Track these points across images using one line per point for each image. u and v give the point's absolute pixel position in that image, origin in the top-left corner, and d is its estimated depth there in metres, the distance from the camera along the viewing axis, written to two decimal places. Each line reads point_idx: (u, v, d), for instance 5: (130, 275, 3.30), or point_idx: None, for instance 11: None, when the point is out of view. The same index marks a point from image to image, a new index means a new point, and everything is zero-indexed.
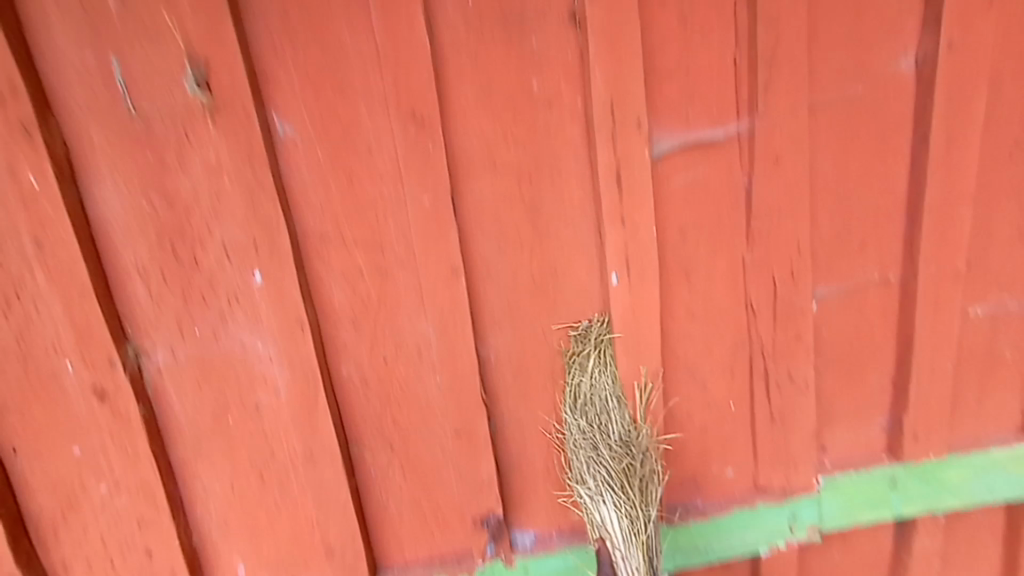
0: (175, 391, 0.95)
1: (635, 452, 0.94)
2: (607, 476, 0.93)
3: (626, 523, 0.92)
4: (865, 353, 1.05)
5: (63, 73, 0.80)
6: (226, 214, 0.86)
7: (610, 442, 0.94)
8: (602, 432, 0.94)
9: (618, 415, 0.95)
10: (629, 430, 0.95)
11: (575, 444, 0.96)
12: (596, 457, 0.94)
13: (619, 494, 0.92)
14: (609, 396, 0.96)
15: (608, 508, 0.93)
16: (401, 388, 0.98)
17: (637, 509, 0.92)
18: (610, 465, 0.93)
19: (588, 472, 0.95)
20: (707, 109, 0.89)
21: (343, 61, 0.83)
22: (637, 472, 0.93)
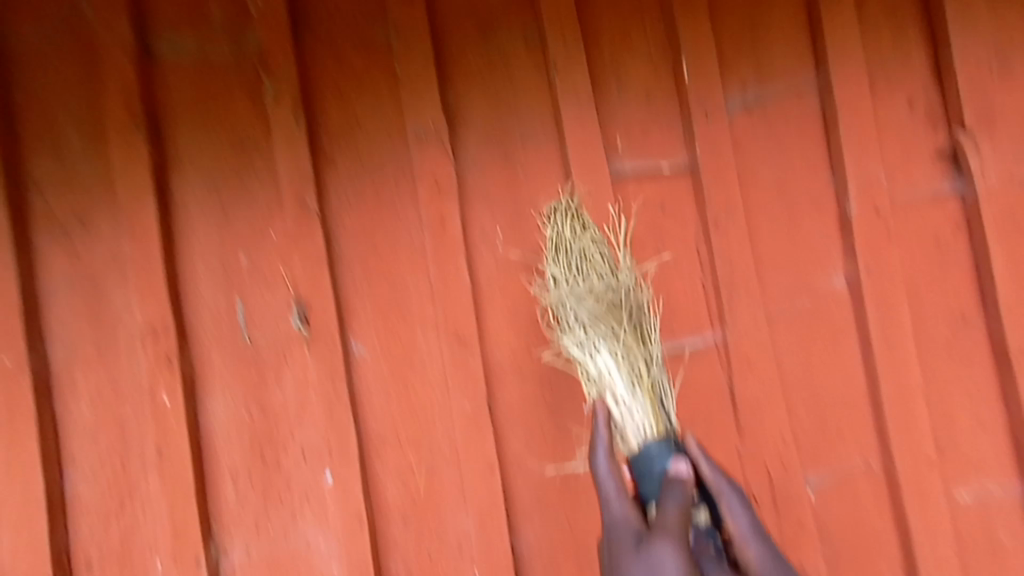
0: None
1: (622, 295, 0.97)
2: (595, 322, 0.97)
3: (627, 386, 0.95)
4: (871, 542, 1.13)
5: (201, 314, 1.11)
6: (308, 420, 1.08)
7: (594, 282, 0.97)
8: (584, 274, 0.98)
9: (597, 252, 0.99)
10: (612, 270, 0.98)
11: (561, 273, 1.00)
12: (578, 313, 0.97)
13: (616, 346, 0.96)
14: (586, 235, 1.00)
15: (606, 357, 0.96)
16: None
17: (634, 352, 0.96)
18: (601, 329, 0.96)
19: (580, 334, 0.98)
20: (688, 323, 1.12)
21: (405, 297, 1.12)
22: (626, 312, 0.97)
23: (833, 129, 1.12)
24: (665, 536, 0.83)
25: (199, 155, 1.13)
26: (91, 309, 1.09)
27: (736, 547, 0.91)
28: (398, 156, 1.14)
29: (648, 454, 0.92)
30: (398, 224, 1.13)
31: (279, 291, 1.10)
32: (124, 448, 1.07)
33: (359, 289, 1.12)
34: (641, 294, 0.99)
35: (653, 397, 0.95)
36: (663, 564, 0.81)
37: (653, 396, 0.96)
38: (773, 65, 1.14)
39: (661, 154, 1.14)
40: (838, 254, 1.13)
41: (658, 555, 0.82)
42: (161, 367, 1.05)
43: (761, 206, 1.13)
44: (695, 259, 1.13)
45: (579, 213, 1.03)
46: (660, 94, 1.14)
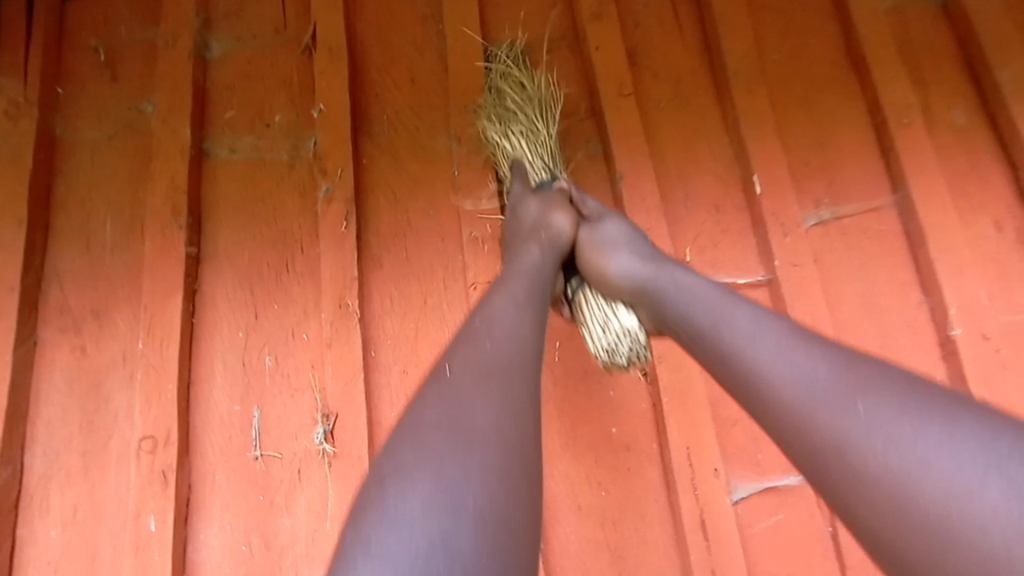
0: None
1: (535, 91, 1.09)
2: (510, 111, 1.07)
3: (523, 130, 1.04)
4: None
5: (210, 422, 0.96)
6: (318, 558, 0.90)
7: (514, 86, 1.09)
8: (502, 85, 1.09)
9: (515, 70, 1.11)
10: (530, 76, 1.11)
11: (487, 90, 1.10)
12: (502, 89, 1.09)
13: (519, 102, 1.07)
14: (517, 53, 1.14)
15: (513, 138, 1.04)
16: None
17: (539, 126, 1.05)
18: (517, 108, 1.07)
19: (482, 104, 1.09)
20: (776, 457, 0.97)
21: None
22: (538, 103, 1.08)
23: (920, 246, 1.04)
24: (554, 189, 0.94)
25: (236, 248, 1.06)
26: (86, 412, 0.95)
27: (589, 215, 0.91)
28: (449, 256, 1.06)
29: (543, 185, 0.99)
30: (444, 329, 1.02)
31: (305, 400, 0.97)
32: None
33: (394, 401, 0.98)
34: (549, 94, 1.10)
35: (545, 164, 1.02)
36: (551, 198, 0.92)
37: (547, 162, 1.03)
38: (845, 179, 1.10)
39: (734, 264, 1.05)
40: (942, 382, 0.99)
41: (544, 197, 0.92)
42: (154, 484, 0.89)
43: (849, 323, 1.02)
44: None
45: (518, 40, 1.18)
46: (730, 204, 1.09)
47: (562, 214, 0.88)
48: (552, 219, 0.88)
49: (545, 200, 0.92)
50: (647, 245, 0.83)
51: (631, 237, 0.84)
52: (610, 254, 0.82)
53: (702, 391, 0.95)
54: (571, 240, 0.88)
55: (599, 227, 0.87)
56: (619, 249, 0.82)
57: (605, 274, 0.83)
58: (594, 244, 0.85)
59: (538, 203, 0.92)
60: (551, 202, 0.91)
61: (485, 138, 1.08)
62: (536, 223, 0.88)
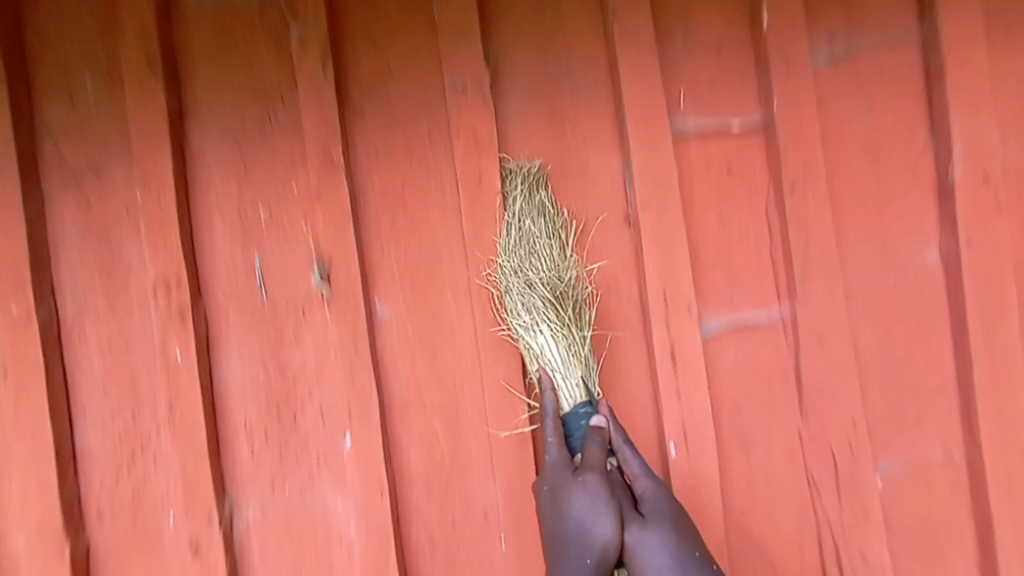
0: (258, 548, 1.04)
1: (566, 283, 0.98)
2: (542, 307, 0.97)
3: (554, 338, 0.97)
4: (943, 535, 1.06)
5: (216, 266, 1.03)
6: (328, 382, 1.02)
7: (541, 272, 0.97)
8: (529, 262, 0.97)
9: (542, 237, 0.98)
10: (558, 249, 0.99)
11: (509, 248, 0.98)
12: (525, 264, 0.97)
13: (548, 302, 0.97)
14: (540, 194, 0.99)
15: (546, 339, 0.97)
16: (466, 552, 1.07)
17: (574, 332, 0.98)
18: (547, 311, 0.97)
19: (504, 276, 0.99)
20: (750, 296, 1.03)
21: (436, 257, 1.03)
22: (569, 308, 0.97)
23: (936, 82, 0.99)
24: (592, 474, 0.92)
25: (216, 100, 1.03)
26: (103, 261, 1.03)
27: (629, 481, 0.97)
28: (434, 104, 1.03)
29: (573, 419, 0.96)
30: (430, 179, 1.03)
31: (301, 248, 1.02)
32: (135, 404, 1.02)
33: (386, 248, 1.03)
34: (580, 286, 1.00)
35: (581, 382, 0.97)
36: (596, 494, 0.91)
37: (583, 385, 0.97)
38: (868, 5, 1.00)
39: (730, 106, 1.01)
40: (931, 225, 1.03)
41: (588, 488, 0.91)
42: (174, 320, 0.98)
43: (845, 169, 1.01)
44: (764, 228, 1.03)
45: (539, 170, 1.00)
46: (733, 39, 1.01)
47: (609, 526, 0.90)
48: (598, 527, 0.90)
49: (588, 493, 0.91)
50: (687, 559, 0.91)
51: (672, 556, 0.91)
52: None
53: (682, 238, 0.99)
54: (619, 547, 0.91)
55: (643, 534, 0.91)
56: (658, 570, 0.91)
57: None
58: (640, 546, 0.91)
59: (583, 496, 0.91)
60: (596, 504, 0.90)
61: (500, 241, 0.99)
62: (580, 533, 0.91)
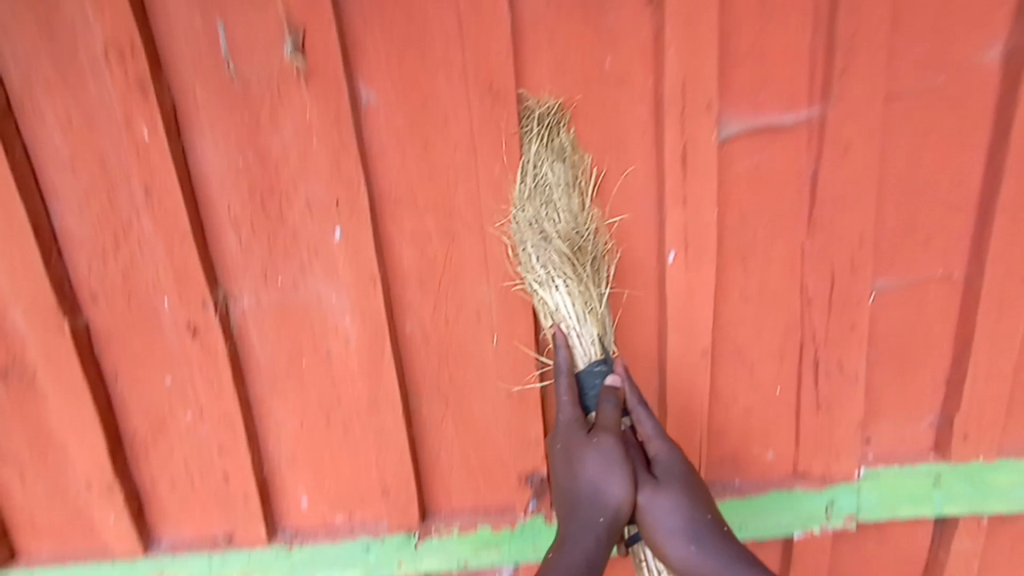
0: (256, 332, 1.11)
1: (584, 238, 0.97)
2: (559, 262, 0.96)
3: (569, 293, 0.98)
4: (919, 351, 1.10)
5: (174, 30, 0.89)
6: (312, 172, 0.96)
7: (557, 225, 0.96)
8: (546, 216, 0.96)
9: (559, 188, 0.95)
10: (578, 202, 0.96)
11: (525, 197, 0.96)
12: (542, 216, 0.96)
13: (565, 254, 0.96)
14: (561, 138, 0.94)
15: (561, 295, 0.98)
16: (459, 346, 1.12)
17: (590, 289, 0.98)
18: (562, 263, 0.96)
19: (519, 228, 0.97)
20: (779, 95, 0.92)
21: (428, 33, 0.90)
22: (585, 261, 0.98)
23: None
24: (607, 434, 0.93)
25: None
26: (41, 20, 0.88)
27: (643, 442, 0.99)
28: None
29: (586, 378, 0.98)
30: None
31: (269, 15, 0.88)
32: (109, 187, 0.97)
33: (368, 20, 0.89)
34: (597, 240, 0.99)
35: (597, 340, 0.99)
36: (610, 454, 0.92)
37: (599, 342, 0.99)
38: None
39: None
40: (1004, 17, 0.89)
41: (601, 448, 0.93)
42: (134, 95, 0.90)
43: None
44: (810, 12, 0.88)
45: (563, 112, 0.94)
46: None
47: (621, 488, 0.92)
48: (610, 487, 0.92)
49: (600, 453, 0.93)
50: (699, 521, 0.93)
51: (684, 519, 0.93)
52: (662, 538, 0.93)
53: (711, 23, 0.87)
54: (632, 505, 0.94)
55: (656, 495, 0.94)
56: (669, 531, 0.93)
57: (661, 554, 0.94)
58: (652, 507, 0.94)
59: (596, 457, 0.92)
60: (609, 465, 0.92)
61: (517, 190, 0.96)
62: (593, 493, 0.93)
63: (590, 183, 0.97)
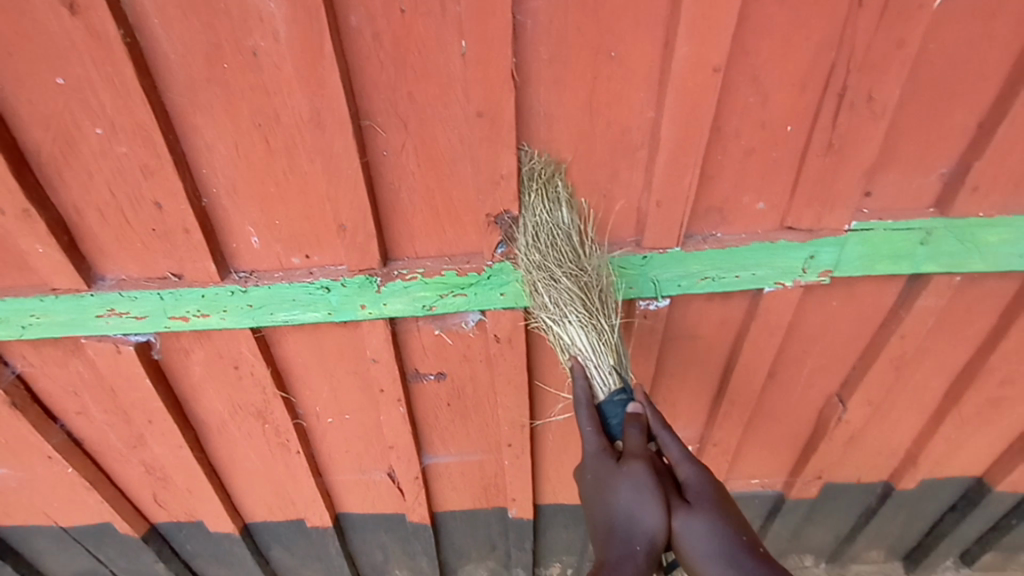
0: (156, 15, 0.86)
1: (590, 275, 1.08)
2: (569, 300, 1.08)
3: (577, 304, 1.08)
4: (963, 83, 0.93)
5: None
6: None
7: (564, 263, 1.07)
8: (554, 256, 1.07)
9: (561, 230, 1.07)
10: (579, 238, 1.08)
11: (530, 241, 1.07)
12: (547, 257, 1.07)
13: (574, 271, 1.07)
14: (557, 187, 1.05)
15: (573, 319, 1.09)
16: (419, 51, 0.90)
17: (599, 321, 1.08)
18: (570, 281, 1.07)
19: (529, 262, 1.08)
20: None
21: None
22: (591, 284, 1.08)
23: None
24: (635, 460, 0.94)
25: None
26: None
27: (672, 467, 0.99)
28: None
29: (604, 411, 1.03)
30: None
31: None
32: None
33: None
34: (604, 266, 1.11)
35: (612, 364, 1.07)
36: (639, 479, 0.92)
37: (614, 369, 1.06)
38: None
39: None
40: None
41: (631, 475, 0.93)
42: None
43: None
44: None
45: (557, 167, 1.04)
46: None
47: (655, 513, 0.90)
48: (642, 512, 0.91)
49: (628, 478, 0.93)
50: (734, 544, 0.90)
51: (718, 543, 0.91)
52: (700, 564, 0.90)
53: None
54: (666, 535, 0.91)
55: (689, 519, 0.91)
56: (705, 555, 0.90)
57: None
58: (687, 531, 0.91)
59: (628, 486, 0.92)
60: (640, 491, 0.92)
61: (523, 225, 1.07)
62: (628, 518, 0.92)
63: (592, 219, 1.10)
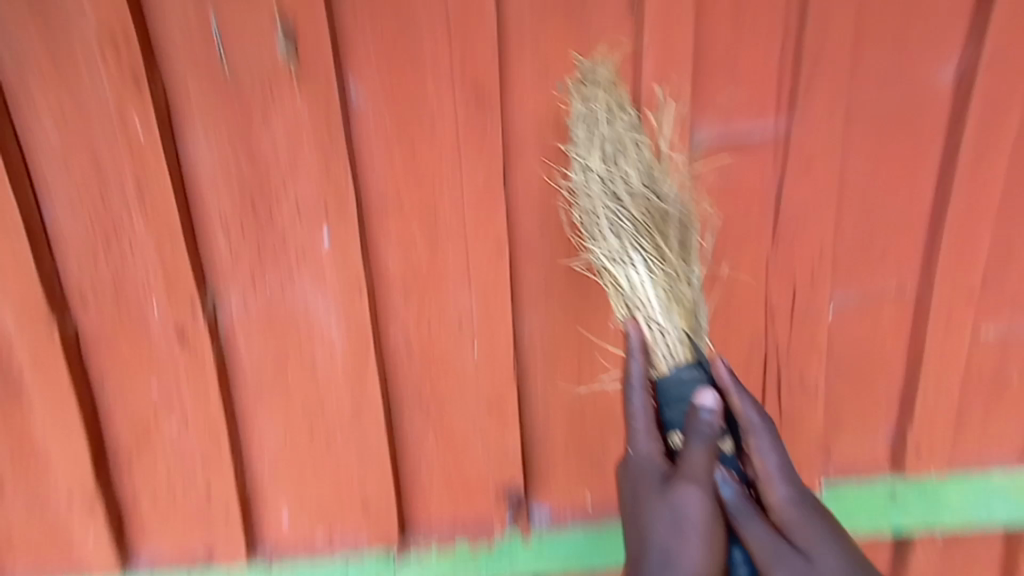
0: (243, 339, 1.10)
1: (664, 199, 0.95)
2: (634, 231, 0.95)
3: (648, 263, 0.95)
4: (876, 366, 1.15)
5: (169, 30, 0.90)
6: (303, 174, 0.98)
7: (631, 181, 0.94)
8: (623, 179, 0.94)
9: (632, 143, 0.93)
10: (648, 170, 0.94)
11: (584, 151, 0.94)
12: (613, 174, 0.94)
13: (648, 225, 0.95)
14: (627, 115, 0.93)
15: (643, 269, 0.95)
16: (441, 357, 1.13)
17: (672, 263, 0.95)
18: (638, 234, 0.95)
19: (615, 244, 0.96)
20: (749, 109, 0.97)
21: (418, 38, 0.93)
22: (658, 197, 0.95)
23: None
24: (690, 482, 0.86)
25: None
26: (36, 7, 0.89)
27: (730, 573, 0.93)
28: None
29: (668, 400, 0.93)
30: None
31: (263, 13, 0.90)
32: (100, 183, 0.97)
33: (360, 22, 0.92)
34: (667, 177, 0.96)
35: (682, 328, 0.95)
36: (684, 509, 0.86)
37: (687, 338, 0.95)
38: None
39: None
40: (957, 39, 0.95)
41: (686, 522, 0.86)
42: (128, 88, 0.92)
43: None
44: (778, 27, 0.93)
45: (618, 88, 0.93)
46: None
47: (697, 558, 0.85)
48: (679, 553, 0.85)
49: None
50: None
51: (774, 541, 0.88)
52: None
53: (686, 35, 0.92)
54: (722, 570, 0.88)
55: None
56: None
57: None
58: None
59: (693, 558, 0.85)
60: (677, 524, 0.86)
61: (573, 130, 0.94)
62: (662, 560, 0.86)
63: (668, 125, 0.96)
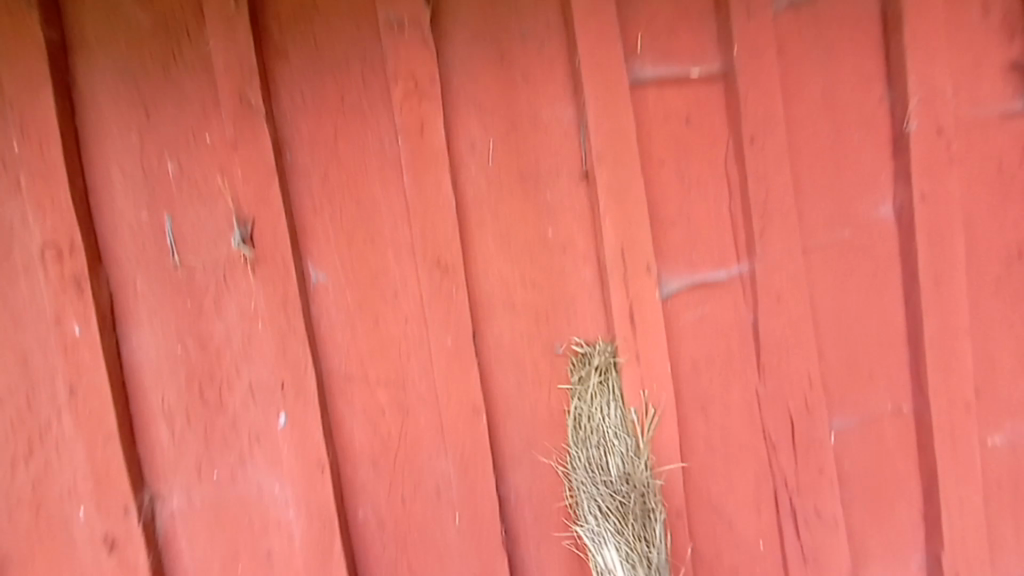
0: (186, 538, 0.93)
1: (633, 500, 0.92)
2: (604, 515, 0.93)
3: (624, 557, 0.92)
4: (891, 491, 1.06)
5: (117, 228, 0.88)
6: (256, 355, 0.91)
7: (602, 509, 0.93)
8: (602, 470, 0.94)
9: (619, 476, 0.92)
10: (626, 455, 0.93)
11: (581, 462, 0.95)
12: (596, 468, 0.94)
13: (618, 525, 0.92)
14: (606, 457, 0.93)
15: (613, 554, 0.93)
16: (417, 530, 0.96)
17: (634, 543, 0.91)
18: (609, 524, 0.93)
19: (585, 492, 0.95)
20: (710, 254, 0.99)
21: (375, 214, 0.92)
22: (634, 515, 0.91)
23: (895, 30, 0.96)
24: None
25: (105, 31, 0.87)
26: None
27: None
28: (365, 43, 0.91)
29: None
30: (365, 128, 0.92)
31: (217, 206, 0.89)
32: (28, 389, 0.87)
33: (318, 206, 0.92)
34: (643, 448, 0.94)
35: None
36: None
37: None
38: None
39: (689, 52, 0.96)
40: (887, 177, 1.00)
41: None
42: (69, 292, 0.85)
43: (803, 118, 0.98)
44: (724, 180, 0.98)
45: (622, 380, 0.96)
46: None
47: None
48: None
49: None
50: None
51: None
52: None
53: (641, 192, 0.94)
54: None
55: None
56: None
57: None
58: None
59: None
60: None
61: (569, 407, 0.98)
62: None
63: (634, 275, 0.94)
